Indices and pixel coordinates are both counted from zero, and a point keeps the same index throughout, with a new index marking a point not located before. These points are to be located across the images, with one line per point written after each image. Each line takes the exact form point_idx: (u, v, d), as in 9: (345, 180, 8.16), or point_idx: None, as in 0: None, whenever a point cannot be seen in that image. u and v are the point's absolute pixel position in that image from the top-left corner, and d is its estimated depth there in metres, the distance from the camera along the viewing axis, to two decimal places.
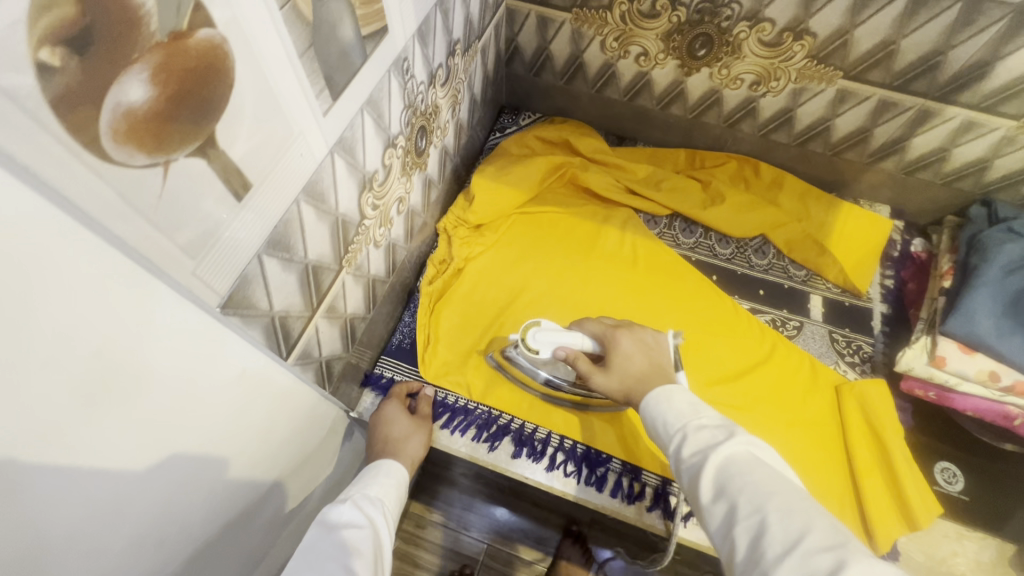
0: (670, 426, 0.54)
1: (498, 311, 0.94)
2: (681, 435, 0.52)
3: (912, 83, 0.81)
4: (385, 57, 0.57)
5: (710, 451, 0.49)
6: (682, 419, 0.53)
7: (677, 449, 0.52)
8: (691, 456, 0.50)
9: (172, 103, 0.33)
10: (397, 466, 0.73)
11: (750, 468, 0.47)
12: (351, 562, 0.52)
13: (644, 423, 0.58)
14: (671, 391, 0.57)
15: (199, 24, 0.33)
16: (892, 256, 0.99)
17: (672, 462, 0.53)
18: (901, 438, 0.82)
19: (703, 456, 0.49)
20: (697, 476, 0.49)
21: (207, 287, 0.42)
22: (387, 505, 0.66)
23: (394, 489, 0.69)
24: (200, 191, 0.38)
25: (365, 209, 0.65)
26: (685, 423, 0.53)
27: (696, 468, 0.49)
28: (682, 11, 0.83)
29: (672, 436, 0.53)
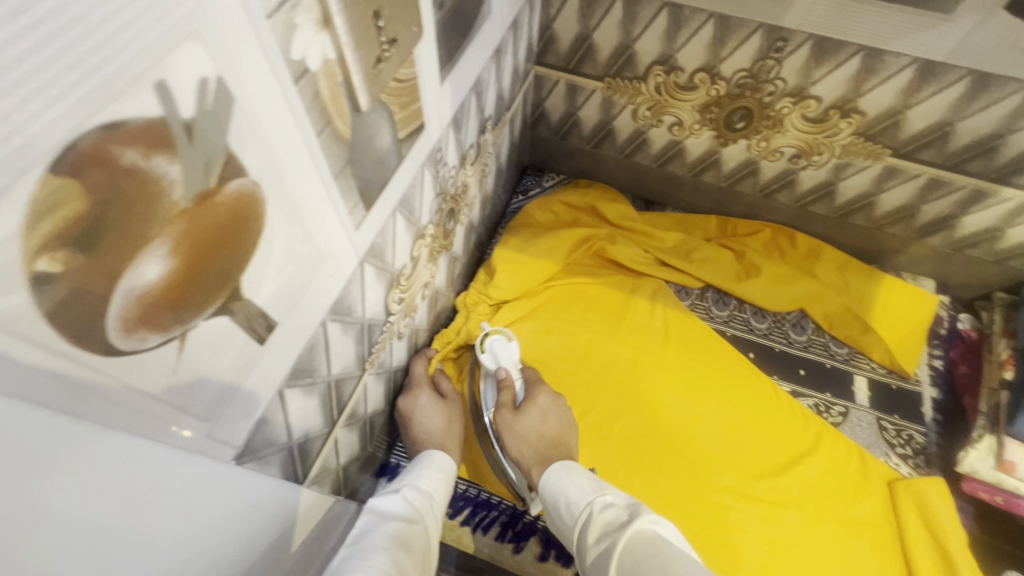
0: (575, 505, 0.57)
1: (543, 362, 0.90)
2: (587, 515, 0.55)
3: (967, 163, 0.77)
4: (420, 153, 0.53)
5: (618, 534, 0.50)
6: (587, 497, 0.57)
7: (581, 530, 0.54)
8: (599, 541, 0.52)
9: (195, 268, 0.28)
10: (449, 459, 0.66)
11: (654, 549, 0.47)
12: (403, 558, 0.44)
13: (548, 505, 0.61)
14: (574, 471, 0.61)
15: (229, 176, 0.28)
16: (939, 333, 0.93)
17: (583, 549, 0.54)
18: (965, 547, 0.75)
19: (608, 540, 0.51)
20: (602, 559, 0.50)
21: (221, 445, 0.36)
22: (436, 499, 0.59)
23: (444, 483, 0.62)
24: (221, 348, 0.33)
25: (391, 306, 0.60)
26: (589, 501, 0.56)
27: (604, 555, 0.50)
28: (721, 85, 0.79)
29: (577, 517, 0.56)
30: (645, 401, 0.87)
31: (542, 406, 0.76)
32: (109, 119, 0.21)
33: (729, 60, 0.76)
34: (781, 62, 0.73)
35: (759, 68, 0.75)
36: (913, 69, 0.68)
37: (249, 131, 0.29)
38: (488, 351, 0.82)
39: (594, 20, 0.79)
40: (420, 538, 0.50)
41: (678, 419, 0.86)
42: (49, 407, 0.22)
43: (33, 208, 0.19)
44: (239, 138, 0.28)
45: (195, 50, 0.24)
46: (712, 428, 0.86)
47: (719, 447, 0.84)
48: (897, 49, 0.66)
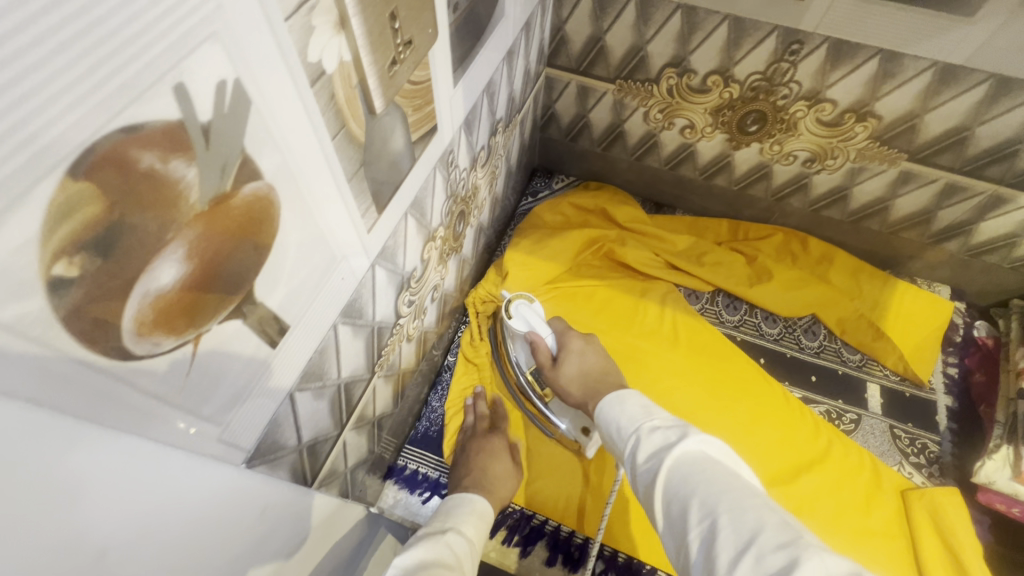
0: (624, 431, 0.53)
1: None
2: (635, 439, 0.51)
3: (985, 168, 0.75)
4: (432, 156, 0.53)
5: (664, 453, 0.47)
6: (636, 422, 0.52)
7: (631, 454, 0.50)
8: (647, 460, 0.48)
9: (211, 270, 0.28)
10: (479, 499, 0.64)
11: (702, 466, 0.45)
12: None
13: (601, 430, 0.57)
14: (626, 397, 0.56)
15: (245, 179, 0.28)
16: (954, 341, 0.92)
17: (629, 468, 0.50)
18: (981, 559, 0.73)
19: (657, 459, 0.47)
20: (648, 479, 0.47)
21: (232, 447, 0.36)
22: (476, 547, 0.56)
23: (485, 531, 0.60)
24: (233, 354, 0.32)
25: (401, 309, 0.60)
26: (638, 426, 0.52)
27: (650, 473, 0.47)
28: (734, 88, 0.79)
29: (626, 440, 0.52)
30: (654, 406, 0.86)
31: (577, 348, 0.72)
32: (127, 122, 0.21)
33: (744, 62, 0.75)
34: (796, 65, 0.73)
35: (774, 70, 0.74)
36: (931, 73, 0.67)
37: (264, 134, 0.28)
38: (516, 316, 0.80)
39: (606, 22, 0.78)
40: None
41: (696, 421, 0.85)
42: (68, 414, 0.22)
43: (51, 211, 0.19)
44: (255, 141, 0.28)
45: (213, 51, 0.23)
46: (721, 434, 0.84)
47: (732, 452, 0.82)
48: (915, 52, 0.65)
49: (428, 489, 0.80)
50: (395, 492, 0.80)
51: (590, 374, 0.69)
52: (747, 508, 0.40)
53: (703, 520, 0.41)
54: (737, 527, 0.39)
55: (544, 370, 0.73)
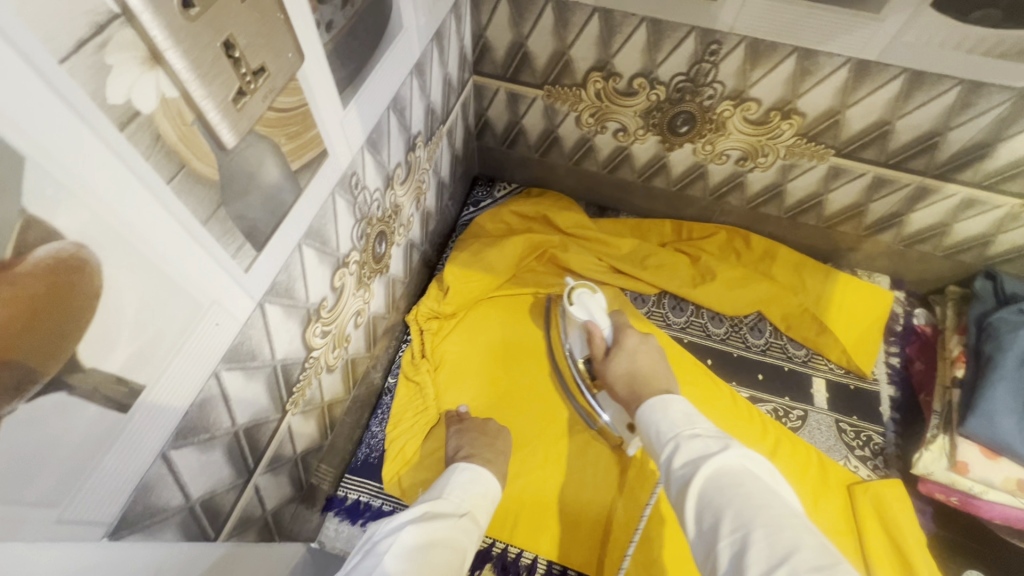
0: (663, 435, 0.52)
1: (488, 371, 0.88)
2: (673, 445, 0.50)
3: (910, 161, 0.75)
4: (326, 182, 0.50)
5: (702, 462, 0.46)
6: (675, 428, 0.51)
7: (667, 461, 0.49)
8: (682, 468, 0.47)
9: (6, 347, 0.25)
10: (494, 483, 0.64)
11: (740, 479, 0.45)
12: (443, 550, 0.50)
13: (642, 432, 0.56)
14: (668, 403, 0.55)
15: (35, 243, 0.25)
16: (895, 330, 0.93)
17: (664, 474, 0.50)
18: (924, 549, 0.74)
19: (694, 466, 0.47)
20: (682, 486, 0.46)
21: (81, 524, 0.33)
22: (476, 511, 0.59)
23: (485, 503, 0.61)
24: (59, 428, 0.29)
25: (311, 342, 0.56)
26: (677, 432, 0.51)
27: (685, 480, 0.46)
28: (661, 90, 0.77)
29: (664, 446, 0.51)
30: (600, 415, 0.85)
31: (630, 346, 0.70)
32: None
33: (666, 64, 0.74)
34: (717, 65, 0.71)
35: (696, 71, 0.73)
36: (847, 69, 0.66)
37: (56, 190, 0.25)
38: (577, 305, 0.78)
39: (526, 27, 0.76)
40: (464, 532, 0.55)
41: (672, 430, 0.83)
42: None
43: None
44: (42, 200, 0.25)
45: None
46: None
47: None
48: (829, 49, 0.65)
49: (370, 519, 0.77)
50: (336, 524, 0.77)
51: (636, 373, 0.66)
52: (783, 526, 0.40)
53: (735, 533, 0.41)
54: (773, 544, 0.39)
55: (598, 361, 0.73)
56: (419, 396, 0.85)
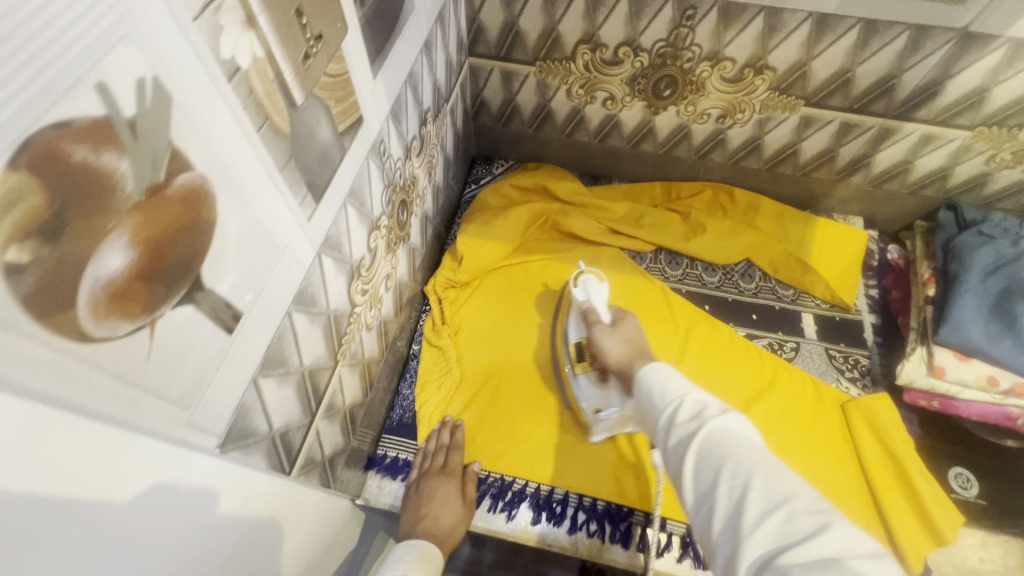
0: (668, 395, 0.54)
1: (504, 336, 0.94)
2: (676, 405, 0.52)
3: (872, 104, 0.84)
4: (362, 147, 0.56)
5: (704, 420, 0.48)
6: (681, 391, 0.53)
7: (669, 418, 0.51)
8: (685, 424, 0.49)
9: (154, 261, 0.30)
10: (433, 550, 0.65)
11: (740, 439, 0.45)
12: None
13: (640, 395, 0.58)
14: (670, 371, 0.57)
15: (177, 170, 0.30)
16: (871, 266, 1.01)
17: (665, 430, 0.51)
18: (912, 451, 0.82)
19: (697, 422, 0.48)
20: (683, 442, 0.47)
21: (202, 432, 0.38)
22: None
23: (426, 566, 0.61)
24: (191, 337, 0.35)
25: (355, 297, 0.62)
26: (682, 394, 0.53)
27: (685, 438, 0.47)
28: (644, 56, 0.84)
29: (668, 404, 0.53)
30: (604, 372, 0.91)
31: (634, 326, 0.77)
32: (57, 119, 0.23)
33: (648, 32, 0.81)
34: (693, 29, 0.79)
35: (675, 36, 0.80)
36: (809, 23, 0.75)
37: (188, 127, 0.31)
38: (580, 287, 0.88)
39: (517, 7, 0.82)
40: None
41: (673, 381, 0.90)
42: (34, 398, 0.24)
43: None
44: (181, 134, 0.30)
45: (128, 53, 0.26)
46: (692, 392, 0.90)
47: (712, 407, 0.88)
48: (792, 6, 0.73)
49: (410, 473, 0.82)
50: (378, 481, 0.82)
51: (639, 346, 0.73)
52: (783, 476, 0.41)
53: (733, 480, 0.42)
54: (770, 490, 0.40)
55: (596, 329, 0.79)
56: (443, 361, 0.91)
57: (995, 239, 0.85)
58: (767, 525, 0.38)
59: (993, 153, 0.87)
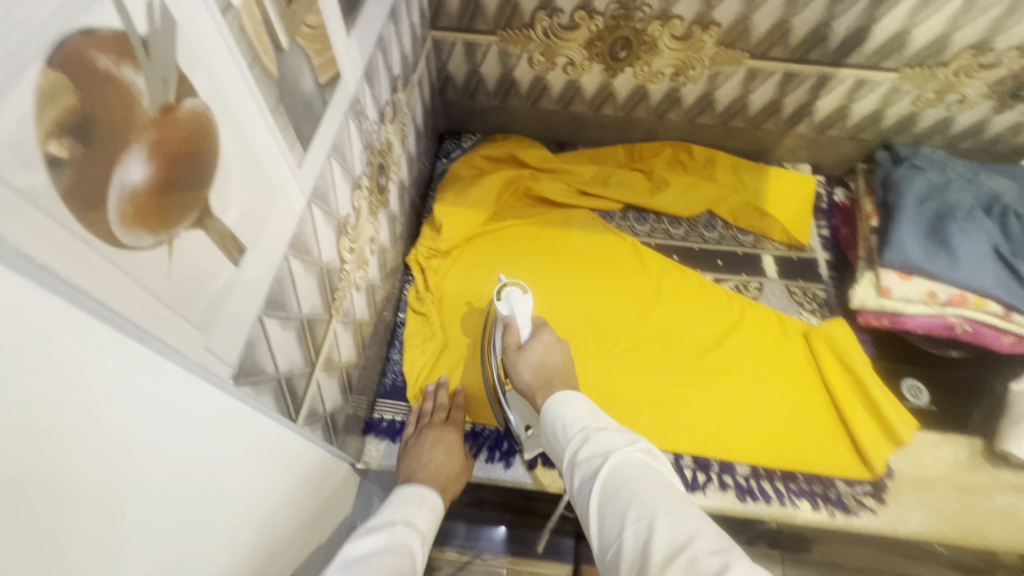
0: (570, 430, 0.56)
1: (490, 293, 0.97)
2: (581, 437, 0.55)
3: (808, 54, 0.91)
4: (341, 104, 0.58)
5: (609, 455, 0.52)
6: (582, 422, 0.56)
7: (573, 454, 0.54)
8: (590, 458, 0.52)
9: (169, 180, 0.33)
10: (434, 492, 0.66)
11: (641, 472, 0.49)
12: (387, 556, 0.51)
13: (547, 429, 0.60)
14: (573, 398, 0.60)
15: (184, 94, 0.33)
16: (821, 208, 1.09)
17: (570, 468, 0.54)
18: (869, 367, 0.90)
19: (600, 457, 0.52)
20: (587, 484, 0.51)
21: (219, 360, 0.40)
22: (425, 530, 0.60)
23: (429, 512, 0.63)
24: (204, 262, 0.37)
25: (344, 254, 0.65)
26: (584, 427, 0.56)
27: (587, 480, 0.51)
28: (599, 20, 0.89)
29: (571, 440, 0.56)
30: (586, 324, 0.95)
31: (546, 341, 0.75)
32: (85, 25, 0.25)
33: None
34: None
35: None
36: None
37: (192, 55, 0.33)
38: (504, 300, 0.77)
39: None
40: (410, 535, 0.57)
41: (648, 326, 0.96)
42: (77, 289, 0.26)
43: (39, 95, 0.23)
44: (186, 60, 0.32)
45: None
46: (666, 334, 0.95)
47: (684, 346, 0.94)
48: None
49: None
50: (377, 444, 0.84)
51: (547, 365, 0.71)
52: (681, 515, 0.44)
53: (639, 523, 0.45)
54: (673, 530, 0.43)
55: (507, 353, 0.75)
56: (429, 326, 0.94)
57: (926, 170, 0.94)
58: (671, 567, 0.40)
59: (918, 93, 0.95)
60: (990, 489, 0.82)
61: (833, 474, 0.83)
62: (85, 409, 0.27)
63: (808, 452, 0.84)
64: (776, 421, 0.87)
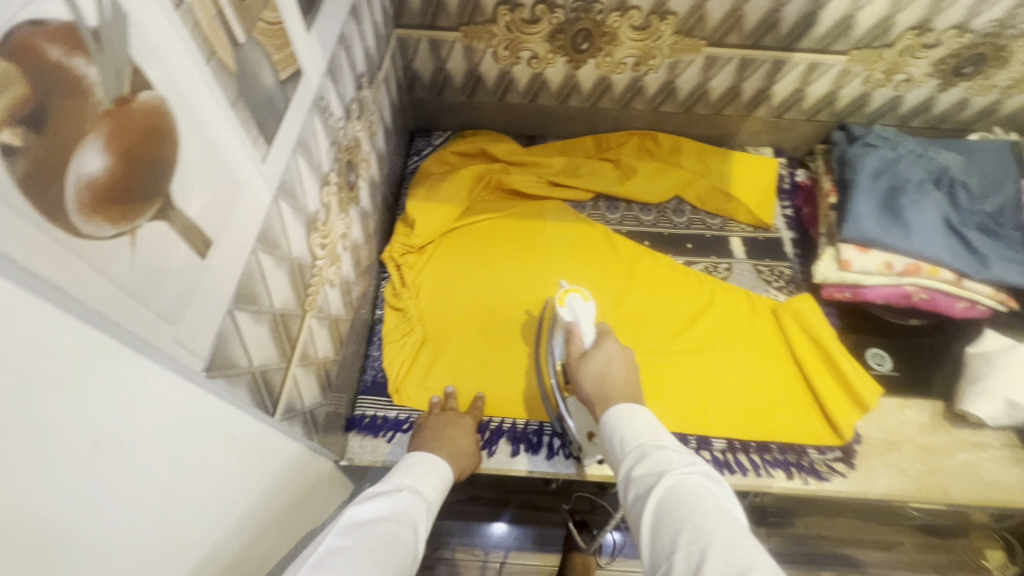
0: (628, 444, 0.55)
1: (462, 287, 0.98)
2: (638, 453, 0.53)
3: (762, 39, 0.94)
4: (305, 99, 0.59)
5: (664, 473, 0.49)
6: (641, 438, 0.54)
7: (628, 468, 0.53)
8: (644, 476, 0.51)
9: (127, 170, 0.33)
10: (445, 464, 0.67)
11: (698, 495, 0.47)
12: (393, 526, 0.52)
13: (605, 437, 0.59)
14: (635, 412, 0.58)
15: (139, 87, 0.33)
16: (784, 189, 1.13)
17: (624, 483, 0.53)
18: (835, 338, 0.93)
19: (655, 475, 0.50)
20: (640, 500, 0.49)
21: (191, 352, 0.41)
22: (432, 503, 0.60)
23: (436, 483, 0.63)
24: (167, 254, 0.37)
25: (315, 250, 0.65)
26: (642, 444, 0.54)
27: (641, 497, 0.49)
28: (559, 12, 0.91)
29: (628, 455, 0.54)
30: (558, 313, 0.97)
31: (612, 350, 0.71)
32: (32, 15, 0.26)
33: None
34: None
35: None
36: None
37: (146, 48, 0.34)
38: (567, 306, 0.80)
39: None
40: (416, 503, 0.57)
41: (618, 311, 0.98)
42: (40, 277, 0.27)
43: None
44: (140, 53, 0.33)
45: None
46: (638, 318, 0.97)
47: (655, 329, 0.96)
48: None
49: (390, 429, 0.85)
50: (360, 440, 0.84)
51: (609, 377, 0.67)
52: (741, 550, 0.41)
53: (691, 547, 0.43)
54: (730, 563, 0.40)
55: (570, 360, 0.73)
56: (407, 320, 0.94)
57: (878, 147, 0.98)
58: None
59: (868, 74, 0.99)
60: (951, 448, 0.86)
61: (806, 442, 0.86)
62: (52, 395, 0.28)
63: (781, 423, 0.87)
64: (750, 396, 0.89)
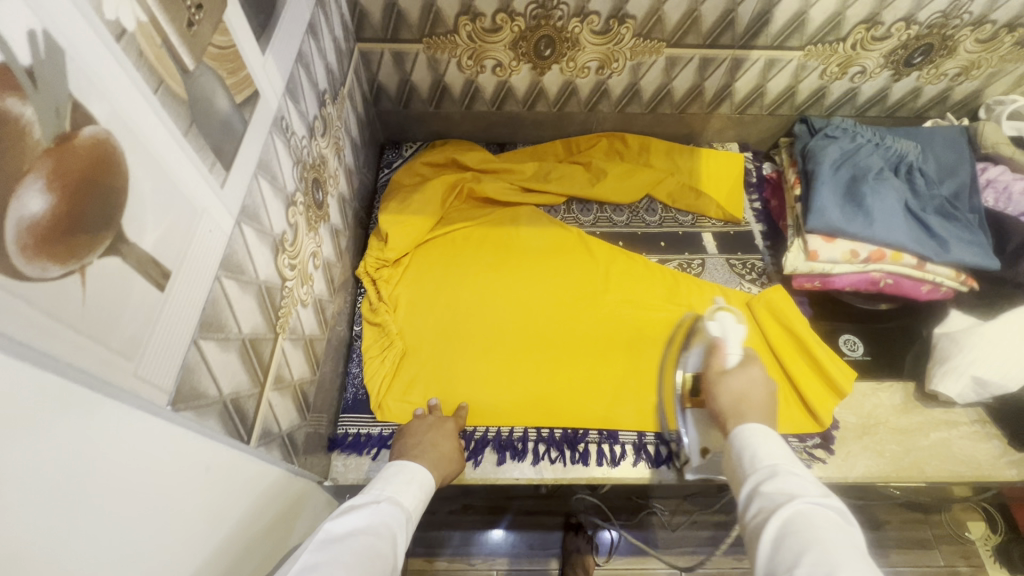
0: (758, 462, 0.54)
1: (440, 298, 0.98)
2: (767, 472, 0.52)
3: (720, 39, 0.96)
4: (263, 121, 0.58)
5: (794, 497, 0.48)
6: (775, 459, 0.53)
7: (755, 484, 0.52)
8: (772, 494, 0.49)
9: (72, 207, 0.32)
10: (427, 475, 0.66)
11: (829, 525, 0.45)
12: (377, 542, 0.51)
13: (731, 450, 0.58)
14: (771, 435, 0.57)
15: (80, 123, 0.33)
16: (752, 183, 1.15)
17: (748, 496, 0.52)
18: (808, 327, 0.95)
19: (785, 497, 0.48)
20: (762, 516, 0.48)
21: (154, 386, 0.40)
22: (413, 518, 0.60)
23: (418, 496, 0.63)
24: (122, 289, 0.37)
25: (283, 271, 0.64)
26: (776, 463, 0.52)
27: (765, 513, 0.48)
28: (520, 21, 0.92)
29: (757, 470, 0.53)
30: (537, 317, 0.97)
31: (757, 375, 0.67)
32: None
33: None
34: None
35: None
36: None
37: (86, 82, 0.33)
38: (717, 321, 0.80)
39: None
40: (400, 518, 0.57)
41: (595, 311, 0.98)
42: None
43: None
44: (79, 88, 0.32)
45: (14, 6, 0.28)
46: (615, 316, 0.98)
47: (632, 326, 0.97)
48: None
49: (374, 446, 0.85)
50: (344, 460, 0.84)
51: (748, 400, 0.64)
52: None
53: (815, 567, 0.42)
54: None
55: (708, 374, 0.71)
56: (386, 334, 0.93)
57: (838, 138, 1.00)
58: None
59: (825, 68, 1.02)
60: (924, 428, 0.88)
61: (787, 430, 0.87)
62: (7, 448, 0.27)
63: None
64: None
